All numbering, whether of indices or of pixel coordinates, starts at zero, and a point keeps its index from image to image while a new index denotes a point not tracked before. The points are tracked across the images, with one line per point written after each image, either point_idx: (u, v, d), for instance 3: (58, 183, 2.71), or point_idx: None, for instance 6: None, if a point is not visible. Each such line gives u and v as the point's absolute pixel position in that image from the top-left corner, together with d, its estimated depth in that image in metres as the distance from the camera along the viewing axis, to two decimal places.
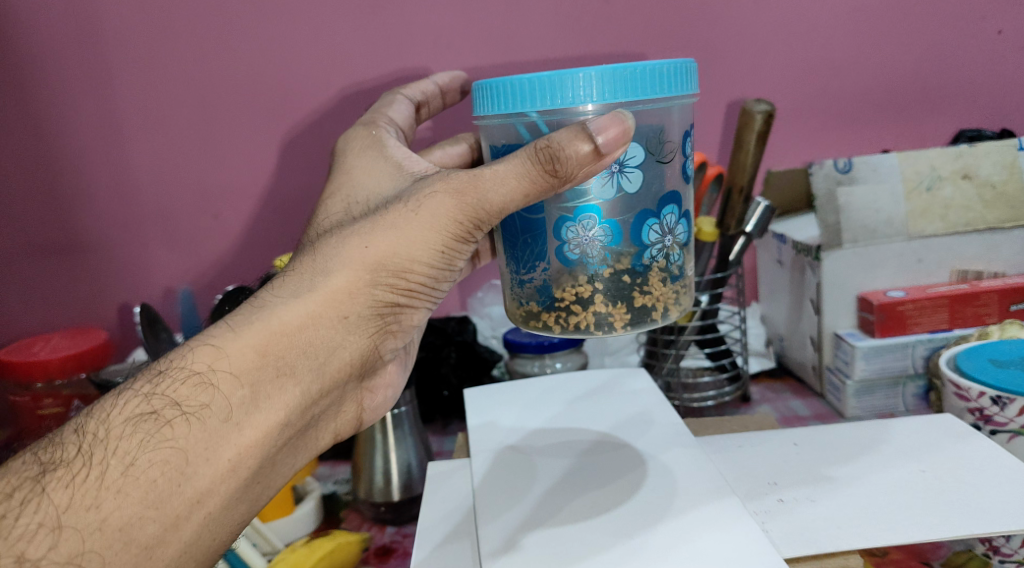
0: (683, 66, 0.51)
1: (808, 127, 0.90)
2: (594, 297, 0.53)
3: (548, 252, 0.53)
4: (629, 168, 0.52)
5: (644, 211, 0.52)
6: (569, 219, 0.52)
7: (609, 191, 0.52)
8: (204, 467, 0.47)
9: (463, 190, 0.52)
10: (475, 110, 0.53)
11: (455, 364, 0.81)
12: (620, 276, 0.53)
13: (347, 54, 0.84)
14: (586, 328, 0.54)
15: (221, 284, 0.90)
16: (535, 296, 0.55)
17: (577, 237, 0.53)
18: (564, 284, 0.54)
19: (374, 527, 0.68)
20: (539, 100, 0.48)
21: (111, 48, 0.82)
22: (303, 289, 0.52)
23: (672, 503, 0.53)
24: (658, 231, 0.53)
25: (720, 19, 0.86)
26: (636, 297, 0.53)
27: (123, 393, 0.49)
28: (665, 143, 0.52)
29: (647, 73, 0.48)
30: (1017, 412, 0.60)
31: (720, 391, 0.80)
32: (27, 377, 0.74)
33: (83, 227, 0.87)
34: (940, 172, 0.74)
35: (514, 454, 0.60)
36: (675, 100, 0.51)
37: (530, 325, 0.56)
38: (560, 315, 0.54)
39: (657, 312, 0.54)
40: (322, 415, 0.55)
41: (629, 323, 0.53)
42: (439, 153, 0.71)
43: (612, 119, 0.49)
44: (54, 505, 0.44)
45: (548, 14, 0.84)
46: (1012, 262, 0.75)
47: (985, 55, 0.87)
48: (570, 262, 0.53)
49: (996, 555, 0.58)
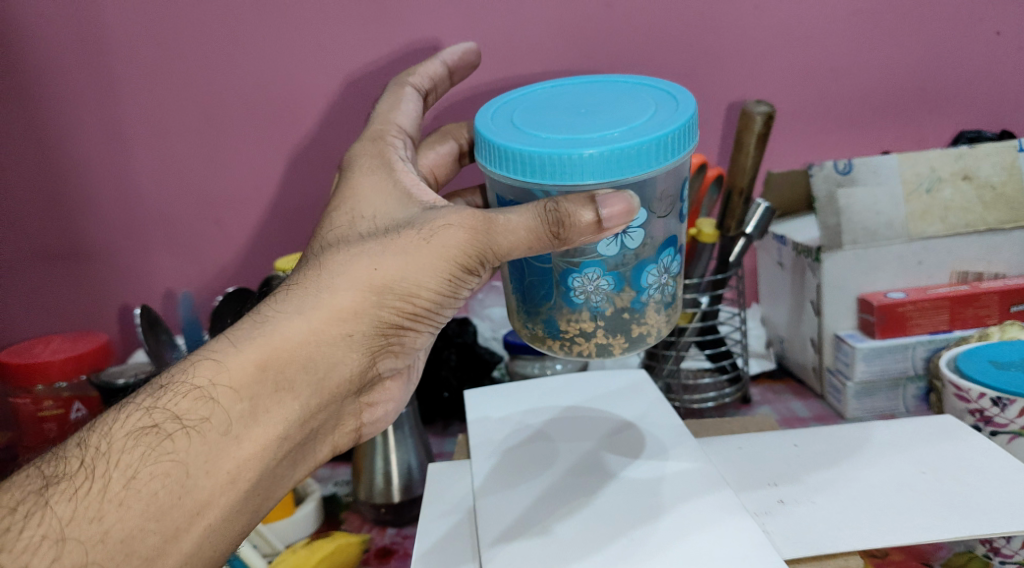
0: (687, 126, 0.50)
1: (807, 129, 0.90)
2: (597, 332, 0.55)
3: (553, 295, 0.54)
4: (634, 230, 0.52)
5: (644, 260, 0.53)
6: (575, 271, 0.53)
7: (613, 249, 0.53)
8: (205, 479, 0.47)
9: (476, 229, 0.52)
10: (484, 163, 0.52)
11: (455, 366, 0.81)
12: (621, 313, 0.54)
13: (347, 57, 0.84)
14: (587, 355, 0.55)
15: (223, 287, 0.90)
16: (540, 326, 0.56)
17: (582, 284, 0.53)
18: (567, 320, 0.55)
19: (374, 529, 0.68)
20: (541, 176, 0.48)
21: (112, 54, 0.82)
22: (306, 306, 0.51)
23: (673, 509, 0.52)
24: (657, 273, 0.54)
25: (720, 23, 0.86)
26: (636, 328, 0.55)
27: (126, 407, 0.49)
28: (665, 199, 0.52)
29: (651, 147, 0.47)
30: (1017, 413, 0.60)
31: (721, 393, 0.80)
32: (27, 381, 0.75)
33: (84, 231, 0.87)
34: (940, 173, 0.74)
35: (514, 453, 0.60)
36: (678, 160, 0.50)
37: (535, 344, 0.57)
38: (564, 344, 0.55)
39: (653, 334, 0.56)
40: (321, 428, 0.55)
41: (627, 348, 0.55)
42: (429, 155, 0.71)
43: (617, 196, 0.49)
44: (58, 518, 0.45)
45: (548, 18, 0.84)
46: (1012, 263, 0.75)
47: (984, 57, 0.88)
48: (575, 305, 0.54)
49: (997, 556, 0.58)
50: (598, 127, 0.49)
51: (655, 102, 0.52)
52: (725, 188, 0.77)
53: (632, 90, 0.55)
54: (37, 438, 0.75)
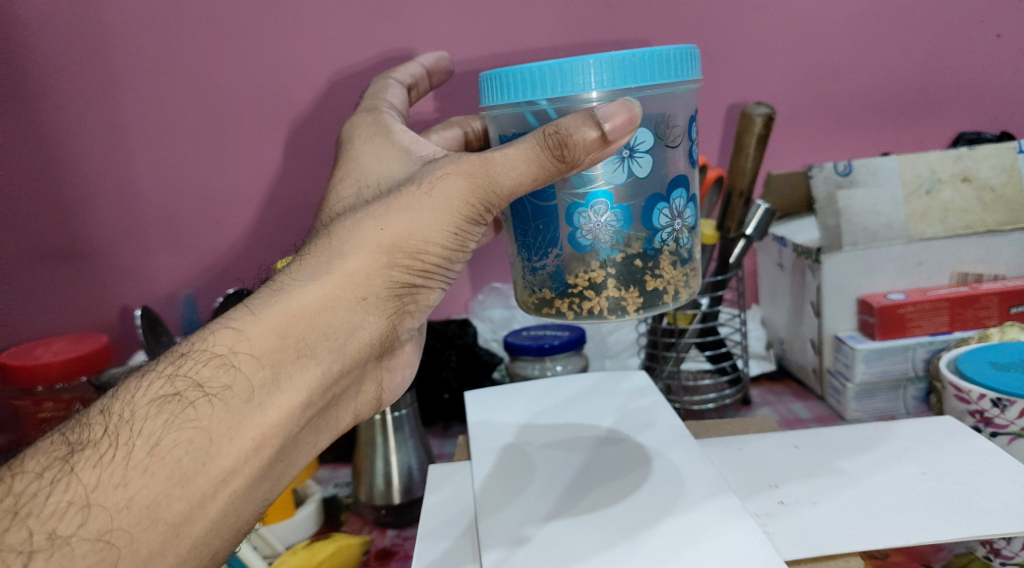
0: (688, 54, 0.51)
1: (808, 131, 0.90)
2: (607, 283, 0.54)
3: (561, 235, 0.54)
4: (640, 153, 0.52)
5: (654, 196, 0.54)
6: (581, 204, 0.53)
7: (620, 176, 0.53)
8: (228, 446, 0.47)
9: (475, 173, 0.52)
10: (484, 100, 0.53)
11: (456, 367, 0.81)
12: (632, 260, 0.54)
13: (348, 57, 0.84)
14: (600, 313, 0.55)
15: (223, 289, 0.90)
16: (547, 281, 0.55)
17: (590, 222, 0.53)
18: (577, 270, 0.55)
19: (375, 531, 0.68)
20: (546, 89, 0.49)
21: (113, 54, 0.82)
22: (321, 271, 0.51)
23: (677, 505, 0.53)
24: (669, 215, 0.54)
25: (719, 24, 0.86)
26: (649, 281, 0.54)
27: (147, 374, 0.49)
28: (672, 128, 0.53)
29: (647, 58, 0.49)
30: (1017, 414, 0.60)
31: (721, 393, 0.80)
32: (27, 382, 0.74)
33: (83, 231, 0.87)
34: (940, 174, 0.74)
35: (513, 453, 0.61)
36: (678, 87, 0.52)
37: (543, 312, 0.56)
38: (574, 300, 0.55)
39: (669, 295, 0.55)
40: (343, 394, 0.56)
41: (641, 308, 0.55)
42: (435, 136, 0.70)
43: (620, 107, 0.49)
44: (83, 485, 0.45)
45: (548, 19, 0.85)
46: (1012, 265, 0.75)
47: (985, 58, 0.88)
48: (582, 247, 0.54)
49: (997, 557, 0.58)
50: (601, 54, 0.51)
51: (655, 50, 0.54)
52: (726, 190, 0.77)
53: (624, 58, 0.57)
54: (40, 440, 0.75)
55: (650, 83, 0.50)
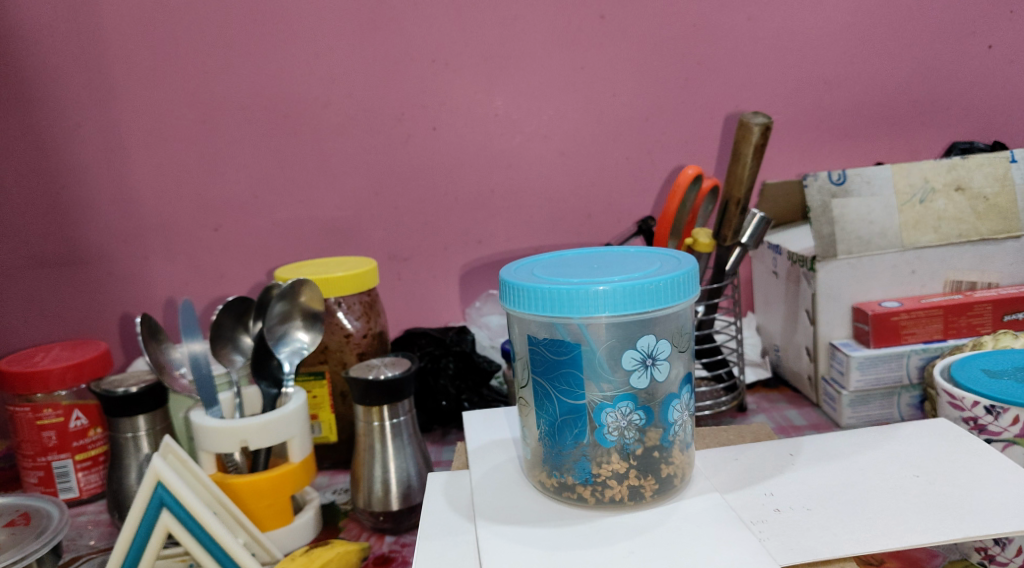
0: (691, 271, 0.53)
1: (804, 140, 0.91)
2: (628, 474, 0.54)
3: (587, 433, 0.54)
4: (661, 359, 0.53)
5: (670, 393, 0.55)
6: (608, 404, 0.53)
7: (643, 380, 0.53)
8: None
9: None
10: (508, 305, 0.54)
11: (454, 374, 0.83)
12: (650, 452, 0.55)
13: (347, 67, 0.85)
14: (620, 499, 0.54)
15: (222, 296, 0.90)
16: (570, 469, 0.55)
17: (616, 420, 0.54)
18: (600, 461, 0.54)
19: (374, 536, 0.68)
20: (559, 310, 0.50)
21: (113, 63, 0.83)
22: None
23: (672, 515, 0.53)
24: (680, 408, 0.55)
25: (714, 35, 0.87)
26: (663, 468, 0.55)
27: None
28: (682, 336, 0.55)
29: (662, 285, 0.50)
30: (1010, 421, 0.61)
31: (717, 401, 0.79)
32: (26, 389, 0.74)
33: (83, 239, 0.87)
34: (933, 184, 0.76)
35: (512, 465, 0.61)
36: (682, 303, 0.53)
37: (563, 496, 0.55)
38: (596, 489, 0.54)
39: (678, 478, 0.56)
40: None
41: (659, 492, 0.55)
42: (286, 271, 0.76)
43: None
44: None
45: (543, 29, 0.86)
46: (1005, 273, 0.76)
47: (976, 70, 0.89)
48: (608, 443, 0.54)
49: (991, 563, 0.59)
50: (610, 273, 0.52)
51: (659, 260, 0.55)
52: (722, 200, 0.78)
53: (631, 250, 0.58)
54: (37, 446, 0.75)
55: (660, 305, 0.51)
